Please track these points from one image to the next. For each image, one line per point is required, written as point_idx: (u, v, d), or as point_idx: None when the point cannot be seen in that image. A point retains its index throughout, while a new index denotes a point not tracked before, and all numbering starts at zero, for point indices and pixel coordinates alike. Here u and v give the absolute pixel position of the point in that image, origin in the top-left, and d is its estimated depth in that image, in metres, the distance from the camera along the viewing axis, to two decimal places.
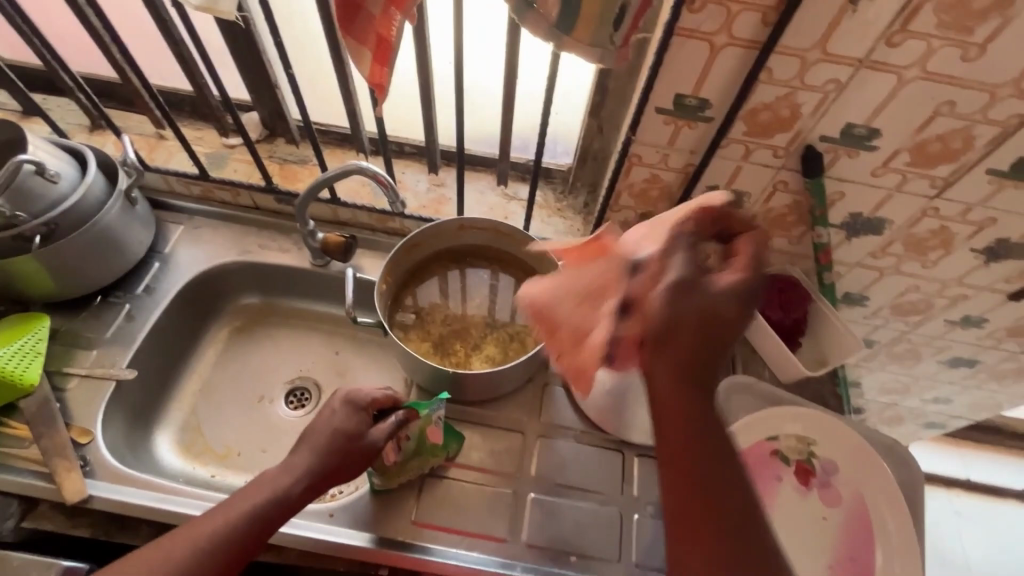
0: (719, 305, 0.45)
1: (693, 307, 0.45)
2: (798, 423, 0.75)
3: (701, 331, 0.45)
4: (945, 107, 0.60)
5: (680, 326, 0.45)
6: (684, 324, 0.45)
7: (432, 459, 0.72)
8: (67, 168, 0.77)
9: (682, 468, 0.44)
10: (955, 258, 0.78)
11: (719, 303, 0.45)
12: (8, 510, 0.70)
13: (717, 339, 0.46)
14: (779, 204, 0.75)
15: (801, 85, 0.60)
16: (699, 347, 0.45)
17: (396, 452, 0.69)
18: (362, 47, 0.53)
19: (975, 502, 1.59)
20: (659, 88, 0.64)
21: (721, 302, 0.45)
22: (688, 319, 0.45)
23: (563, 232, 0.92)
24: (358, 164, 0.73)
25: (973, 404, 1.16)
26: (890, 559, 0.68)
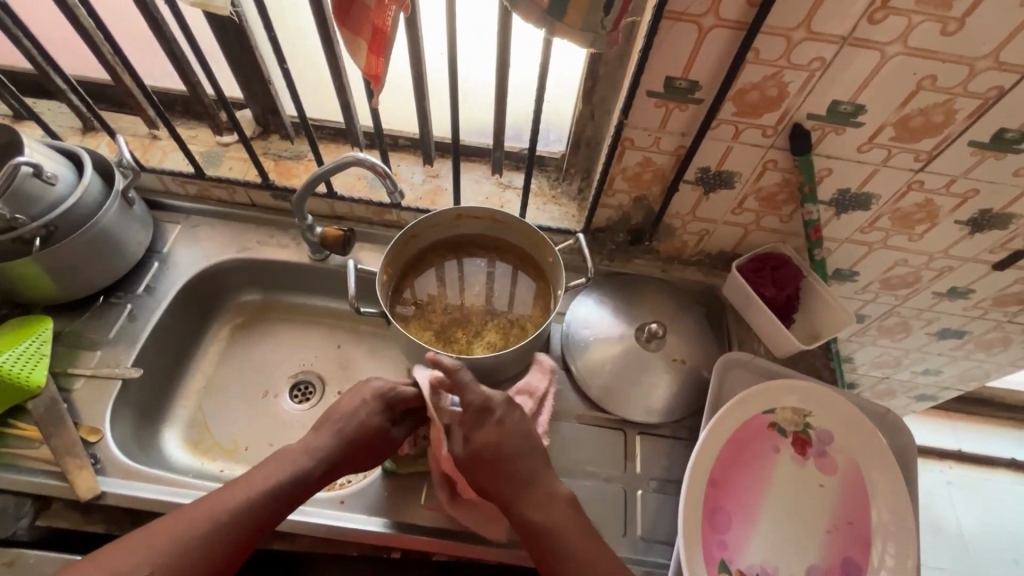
0: (505, 427, 0.69)
1: (495, 436, 0.68)
2: (795, 395, 0.77)
3: (506, 450, 0.67)
4: (927, 81, 0.61)
5: (492, 455, 0.67)
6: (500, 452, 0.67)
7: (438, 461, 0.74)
8: (64, 169, 0.77)
9: (543, 546, 0.63)
10: (940, 230, 0.80)
11: (506, 420, 0.70)
12: (21, 509, 0.70)
13: (518, 446, 0.68)
14: (769, 183, 0.77)
15: (787, 64, 0.62)
16: (515, 461, 0.67)
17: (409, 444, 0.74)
18: (357, 37, 0.53)
19: (966, 472, 1.63)
20: (649, 71, 0.65)
21: (503, 423, 0.69)
22: (491, 447, 0.67)
23: (559, 219, 0.93)
24: (356, 156, 0.74)
25: (962, 374, 1.19)
26: (886, 521, 0.71)
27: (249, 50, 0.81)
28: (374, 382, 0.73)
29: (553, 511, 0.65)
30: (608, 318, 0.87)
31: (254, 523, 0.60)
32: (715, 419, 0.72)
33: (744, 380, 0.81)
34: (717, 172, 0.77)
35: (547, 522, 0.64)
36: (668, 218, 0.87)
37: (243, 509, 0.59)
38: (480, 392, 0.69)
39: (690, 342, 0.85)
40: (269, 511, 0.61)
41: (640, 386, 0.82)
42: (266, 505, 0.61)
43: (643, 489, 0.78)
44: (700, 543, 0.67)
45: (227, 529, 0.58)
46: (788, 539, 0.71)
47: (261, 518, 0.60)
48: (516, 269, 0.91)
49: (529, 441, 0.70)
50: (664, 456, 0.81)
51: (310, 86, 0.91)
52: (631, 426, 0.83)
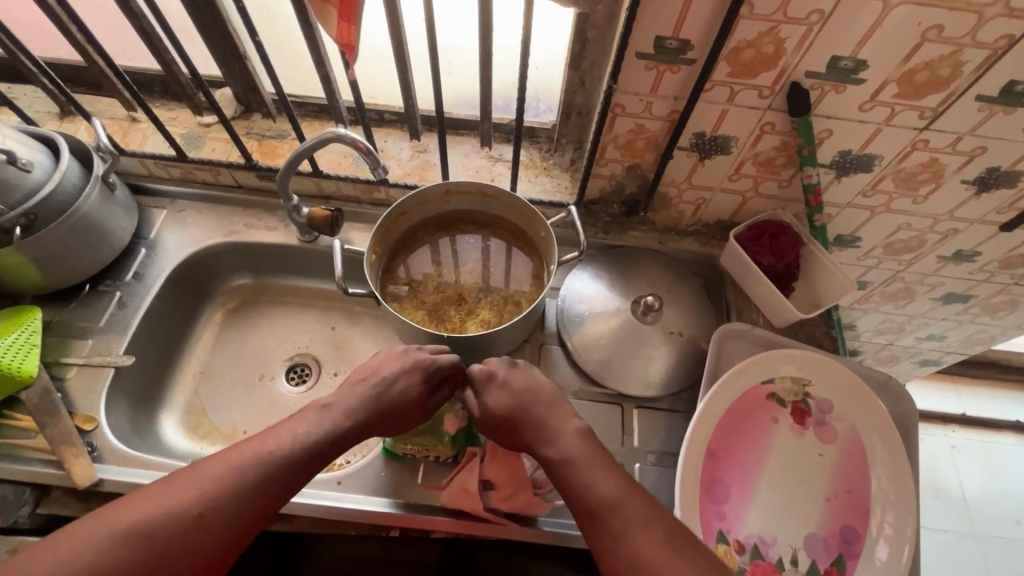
0: (514, 387, 0.68)
1: (504, 401, 0.67)
2: (793, 364, 0.75)
3: (521, 411, 0.66)
4: (933, 32, 0.58)
5: (506, 420, 0.66)
6: (513, 413, 0.66)
7: (435, 447, 0.72)
8: (40, 155, 0.75)
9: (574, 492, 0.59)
10: (945, 191, 0.77)
11: (513, 380, 0.69)
12: (21, 498, 0.70)
13: (528, 402, 0.67)
14: (768, 147, 0.74)
15: (784, 19, 0.58)
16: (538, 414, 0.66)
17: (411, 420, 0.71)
18: (325, 4, 0.51)
19: (970, 436, 1.63)
20: (638, 31, 0.62)
21: (507, 386, 0.68)
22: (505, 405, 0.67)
23: (552, 191, 0.91)
24: (336, 132, 0.71)
25: (966, 339, 1.18)
26: (887, 490, 0.70)
27: (223, 25, 0.79)
28: (415, 351, 0.71)
29: (575, 457, 0.61)
30: (606, 291, 0.85)
31: (271, 495, 0.57)
32: (712, 391, 0.71)
33: (742, 350, 0.80)
34: (713, 137, 0.74)
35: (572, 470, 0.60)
36: (664, 187, 0.84)
37: (253, 477, 0.56)
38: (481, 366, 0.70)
39: (688, 313, 0.84)
40: (285, 480, 0.58)
41: (637, 360, 0.81)
42: (282, 475, 0.57)
43: (641, 462, 0.77)
44: (697, 514, 0.67)
45: (240, 497, 0.55)
46: (786, 509, 0.70)
47: (278, 489, 0.57)
48: (509, 244, 0.89)
49: (544, 401, 0.68)
50: (663, 430, 0.80)
51: (287, 58, 0.88)
52: (628, 400, 0.82)
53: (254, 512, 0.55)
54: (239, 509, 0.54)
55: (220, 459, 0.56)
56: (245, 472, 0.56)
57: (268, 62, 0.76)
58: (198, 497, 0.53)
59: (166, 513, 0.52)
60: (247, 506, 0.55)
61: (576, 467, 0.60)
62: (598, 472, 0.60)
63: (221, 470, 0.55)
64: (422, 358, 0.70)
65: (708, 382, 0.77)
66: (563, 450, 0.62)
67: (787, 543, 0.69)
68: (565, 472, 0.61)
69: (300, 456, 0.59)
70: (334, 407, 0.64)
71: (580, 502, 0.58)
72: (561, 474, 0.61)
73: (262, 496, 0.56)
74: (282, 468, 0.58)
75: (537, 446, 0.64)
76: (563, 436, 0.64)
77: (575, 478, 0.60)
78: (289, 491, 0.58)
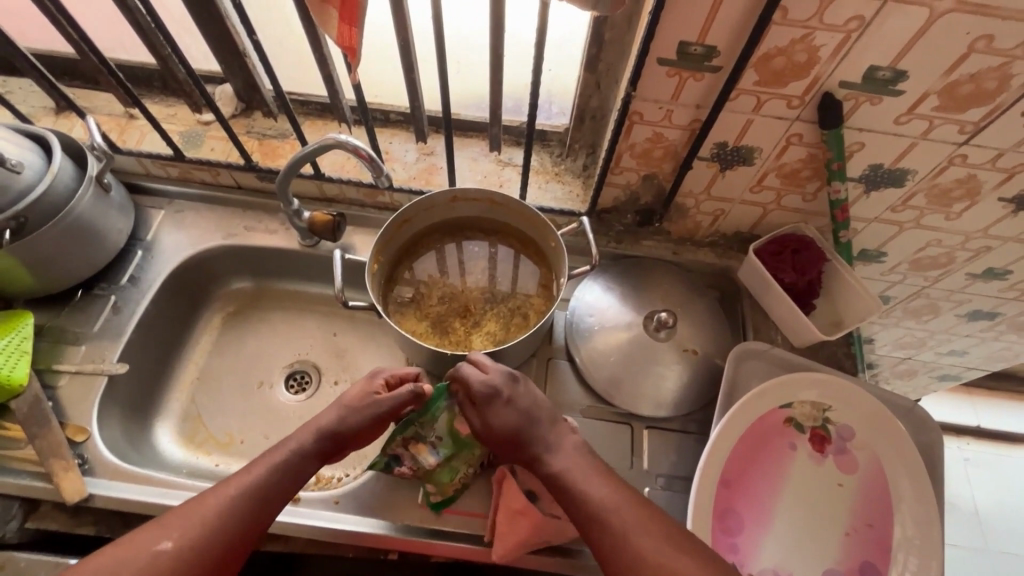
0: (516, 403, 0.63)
1: (508, 418, 0.63)
2: (814, 388, 0.72)
3: (521, 426, 0.62)
4: (982, 42, 0.53)
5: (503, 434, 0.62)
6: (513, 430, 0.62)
7: (476, 454, 0.69)
8: (31, 155, 0.72)
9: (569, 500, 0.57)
10: (981, 209, 0.73)
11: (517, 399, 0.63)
12: (8, 513, 0.68)
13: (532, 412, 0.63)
14: (794, 158, 0.70)
15: (820, 25, 0.54)
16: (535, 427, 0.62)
17: (434, 453, 0.68)
18: (326, 6, 0.47)
19: (985, 449, 1.58)
20: (661, 35, 0.58)
21: (512, 403, 0.63)
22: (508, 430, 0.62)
23: (563, 198, 0.87)
24: (337, 138, 0.68)
25: (989, 356, 1.13)
26: (910, 528, 0.66)
27: (221, 19, 0.75)
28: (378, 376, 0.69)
29: (578, 472, 0.58)
30: (616, 304, 0.82)
31: (251, 524, 0.55)
32: (729, 416, 0.68)
33: (759, 371, 0.76)
34: (735, 147, 0.70)
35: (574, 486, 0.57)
36: (681, 197, 0.80)
37: (239, 505, 0.55)
38: (483, 381, 0.63)
39: (703, 329, 0.80)
40: (265, 507, 0.57)
41: (648, 378, 0.78)
42: (265, 502, 0.57)
43: (651, 486, 0.74)
44: (710, 546, 0.64)
45: (218, 531, 0.53)
46: (803, 542, 0.67)
47: (257, 517, 0.56)
48: (516, 253, 0.85)
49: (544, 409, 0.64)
50: (673, 452, 0.77)
51: (288, 55, 0.84)
52: (638, 419, 0.78)
53: (240, 541, 0.54)
54: (218, 541, 0.53)
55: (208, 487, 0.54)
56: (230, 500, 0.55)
57: (267, 61, 0.72)
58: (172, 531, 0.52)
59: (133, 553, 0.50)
60: (224, 541, 0.54)
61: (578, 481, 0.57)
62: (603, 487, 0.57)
63: (212, 502, 0.55)
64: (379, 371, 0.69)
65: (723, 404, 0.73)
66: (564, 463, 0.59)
67: None
68: (565, 488, 0.58)
69: (283, 480, 0.59)
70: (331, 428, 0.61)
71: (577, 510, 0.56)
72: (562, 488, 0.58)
73: (241, 525, 0.55)
74: (266, 495, 0.57)
75: (535, 459, 0.61)
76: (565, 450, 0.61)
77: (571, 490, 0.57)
78: (266, 520, 0.57)
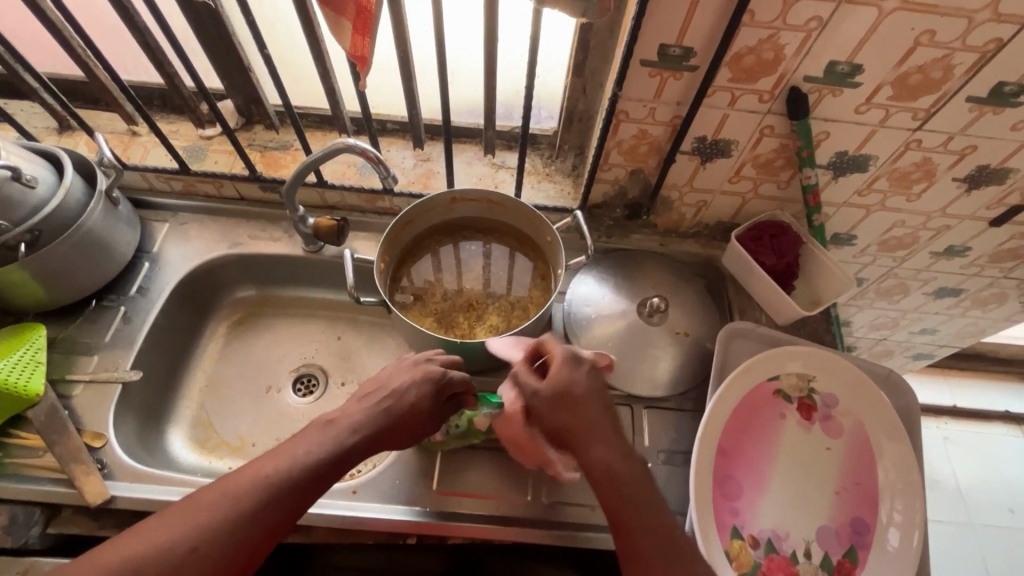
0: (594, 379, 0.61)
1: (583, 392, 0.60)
2: (798, 361, 0.77)
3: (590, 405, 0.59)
4: (926, 37, 0.60)
5: (573, 401, 0.59)
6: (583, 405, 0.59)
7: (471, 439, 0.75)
8: (44, 170, 0.74)
9: (611, 497, 0.56)
10: (938, 189, 0.80)
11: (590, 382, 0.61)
12: (31, 517, 0.70)
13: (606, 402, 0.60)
14: (767, 149, 0.76)
15: (784, 25, 0.60)
16: (606, 419, 0.59)
17: (443, 431, 0.73)
18: (340, 18, 0.52)
19: (962, 427, 1.66)
20: (642, 39, 0.63)
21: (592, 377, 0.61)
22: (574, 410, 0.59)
23: (555, 197, 0.92)
24: (345, 143, 0.72)
25: (958, 332, 1.21)
26: (893, 482, 0.71)
27: (227, 37, 0.78)
28: (427, 365, 0.69)
29: (631, 473, 0.57)
30: (610, 295, 0.86)
31: (277, 519, 0.56)
32: (722, 390, 0.73)
33: (747, 349, 0.82)
34: (714, 141, 0.76)
35: (628, 496, 0.56)
36: (666, 190, 0.86)
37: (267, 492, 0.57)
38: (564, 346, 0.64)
39: (693, 313, 0.86)
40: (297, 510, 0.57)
41: (645, 362, 0.82)
42: (295, 496, 0.57)
43: (652, 462, 0.78)
44: (711, 511, 0.68)
45: (242, 526, 0.54)
46: (797, 503, 0.72)
47: (284, 515, 0.56)
48: (513, 249, 0.90)
49: (607, 394, 0.62)
50: (672, 429, 0.81)
51: (290, 70, 0.89)
52: (636, 401, 0.83)
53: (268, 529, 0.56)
54: (239, 538, 0.54)
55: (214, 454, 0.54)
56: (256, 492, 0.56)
57: (275, 74, 0.77)
58: (201, 523, 0.54)
59: (152, 547, 0.53)
60: (247, 537, 0.55)
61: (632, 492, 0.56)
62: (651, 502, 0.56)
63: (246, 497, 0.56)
64: (439, 379, 0.68)
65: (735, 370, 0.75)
66: (621, 469, 0.56)
67: (800, 536, 0.70)
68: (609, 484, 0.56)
69: (314, 468, 0.59)
70: (353, 416, 0.64)
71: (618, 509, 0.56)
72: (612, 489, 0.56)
73: (266, 520, 0.55)
74: (297, 485, 0.57)
75: (585, 452, 0.58)
76: (622, 448, 0.58)
77: (619, 488, 0.56)
78: (287, 523, 0.57)
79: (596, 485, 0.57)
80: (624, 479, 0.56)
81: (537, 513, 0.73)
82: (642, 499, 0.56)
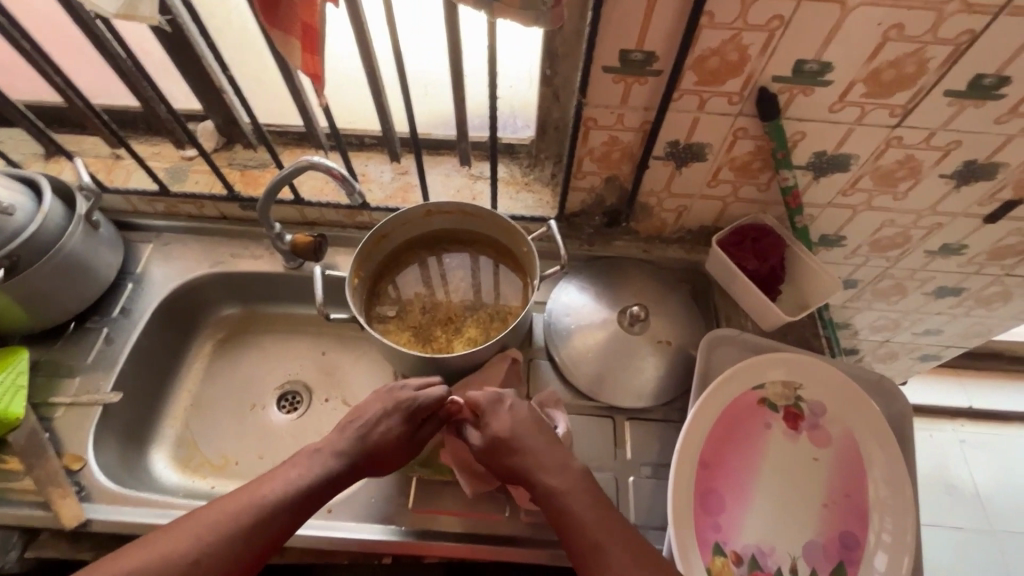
0: (518, 410, 0.66)
1: (508, 423, 0.64)
2: (782, 368, 0.75)
3: (522, 433, 0.64)
4: (894, 31, 0.58)
5: (511, 435, 0.63)
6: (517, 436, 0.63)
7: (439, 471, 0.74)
8: (22, 198, 0.76)
9: (557, 514, 0.59)
10: (925, 186, 0.77)
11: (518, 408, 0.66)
12: (9, 543, 0.71)
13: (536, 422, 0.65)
14: (743, 151, 0.74)
15: (744, 26, 0.59)
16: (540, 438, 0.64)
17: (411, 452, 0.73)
18: (289, 37, 0.51)
19: (980, 429, 1.60)
20: (602, 45, 0.62)
21: (515, 408, 0.66)
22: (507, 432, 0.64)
23: (534, 207, 0.91)
24: (310, 160, 0.72)
25: (964, 332, 1.16)
26: (884, 495, 0.69)
27: (198, 61, 0.79)
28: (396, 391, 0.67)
29: (573, 488, 0.60)
30: (591, 303, 0.84)
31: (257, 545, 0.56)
32: (702, 398, 0.70)
33: (730, 356, 0.79)
34: (687, 145, 0.74)
35: (574, 503, 0.59)
36: (644, 196, 0.84)
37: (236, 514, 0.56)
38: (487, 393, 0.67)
39: (675, 321, 0.83)
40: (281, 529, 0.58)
41: (627, 372, 0.80)
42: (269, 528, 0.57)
43: (635, 476, 0.76)
44: (691, 527, 0.66)
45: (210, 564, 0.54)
46: (783, 517, 0.69)
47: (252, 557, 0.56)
48: (492, 261, 0.89)
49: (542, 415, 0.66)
50: (656, 441, 0.79)
51: (264, 91, 0.90)
52: (619, 411, 0.81)
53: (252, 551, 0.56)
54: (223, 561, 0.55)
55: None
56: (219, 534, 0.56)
57: (243, 94, 0.78)
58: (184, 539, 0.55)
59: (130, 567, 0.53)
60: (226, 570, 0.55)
61: (578, 503, 0.59)
62: (600, 510, 0.59)
63: (212, 520, 0.56)
64: (392, 386, 0.68)
65: (699, 397, 0.72)
66: (560, 480, 0.60)
67: (785, 552, 0.67)
68: (554, 500, 0.59)
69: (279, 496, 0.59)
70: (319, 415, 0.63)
71: (566, 525, 0.58)
72: (560, 508, 0.59)
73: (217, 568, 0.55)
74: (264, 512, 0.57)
75: (535, 475, 0.61)
76: (562, 463, 0.62)
77: (564, 504, 0.59)
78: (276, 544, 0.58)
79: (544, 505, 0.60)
80: (568, 497, 0.59)
81: (515, 531, 0.71)
82: (588, 509, 0.59)
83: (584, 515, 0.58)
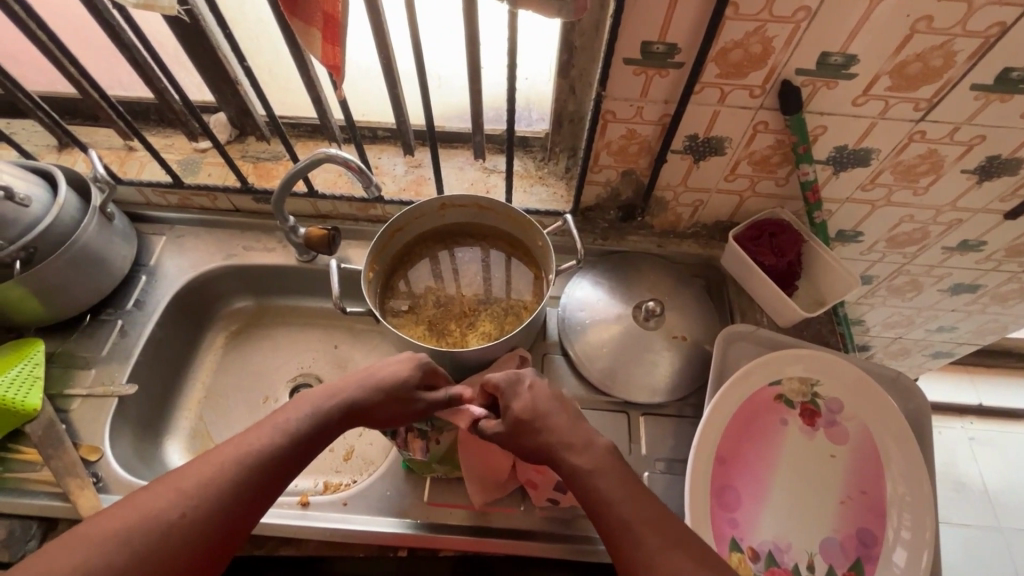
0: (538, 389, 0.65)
1: (529, 401, 0.63)
2: (800, 364, 0.74)
3: (546, 413, 0.63)
4: (922, 23, 0.57)
5: (534, 416, 0.62)
6: (538, 415, 0.62)
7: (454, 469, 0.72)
8: (38, 189, 0.75)
9: (584, 494, 0.58)
10: (946, 181, 0.76)
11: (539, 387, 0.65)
12: (28, 532, 0.71)
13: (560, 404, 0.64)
14: (763, 145, 0.73)
15: (769, 17, 0.58)
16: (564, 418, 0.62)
17: (425, 453, 0.70)
18: (310, 29, 0.51)
19: (989, 426, 1.59)
20: (624, 36, 0.62)
21: (536, 386, 0.65)
22: (528, 409, 0.63)
23: (548, 200, 0.91)
24: (328, 152, 0.71)
25: (978, 330, 1.16)
26: (902, 493, 0.68)
27: (213, 52, 0.79)
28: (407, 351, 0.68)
29: (599, 467, 0.58)
30: (605, 297, 0.83)
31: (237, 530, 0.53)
32: (720, 394, 0.70)
33: (746, 353, 0.78)
34: (706, 138, 0.73)
35: (602, 482, 0.57)
36: (660, 190, 0.84)
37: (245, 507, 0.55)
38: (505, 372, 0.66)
39: (691, 316, 0.82)
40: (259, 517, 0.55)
41: (642, 368, 0.79)
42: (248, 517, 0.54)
43: (650, 471, 0.76)
44: (709, 522, 0.66)
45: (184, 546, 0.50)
46: (801, 513, 0.69)
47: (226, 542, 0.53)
48: (506, 255, 0.88)
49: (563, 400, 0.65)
50: (671, 436, 0.79)
51: (278, 83, 0.89)
52: (634, 407, 0.81)
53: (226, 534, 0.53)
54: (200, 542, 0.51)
55: (195, 472, 0.53)
56: (204, 521, 0.51)
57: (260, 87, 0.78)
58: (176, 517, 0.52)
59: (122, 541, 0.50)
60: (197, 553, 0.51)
61: (605, 481, 0.57)
62: (629, 488, 0.57)
63: None
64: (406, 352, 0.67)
65: (716, 393, 0.71)
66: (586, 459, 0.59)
67: (802, 549, 0.67)
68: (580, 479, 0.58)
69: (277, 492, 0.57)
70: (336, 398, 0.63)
71: (594, 504, 0.57)
72: (586, 486, 0.57)
73: (201, 557, 0.51)
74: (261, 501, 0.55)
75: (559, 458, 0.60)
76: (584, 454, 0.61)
77: (591, 484, 0.57)
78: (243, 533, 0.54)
79: (572, 485, 0.59)
80: (596, 476, 0.58)
81: (530, 525, 0.71)
82: (615, 487, 0.57)
83: (611, 493, 0.56)
